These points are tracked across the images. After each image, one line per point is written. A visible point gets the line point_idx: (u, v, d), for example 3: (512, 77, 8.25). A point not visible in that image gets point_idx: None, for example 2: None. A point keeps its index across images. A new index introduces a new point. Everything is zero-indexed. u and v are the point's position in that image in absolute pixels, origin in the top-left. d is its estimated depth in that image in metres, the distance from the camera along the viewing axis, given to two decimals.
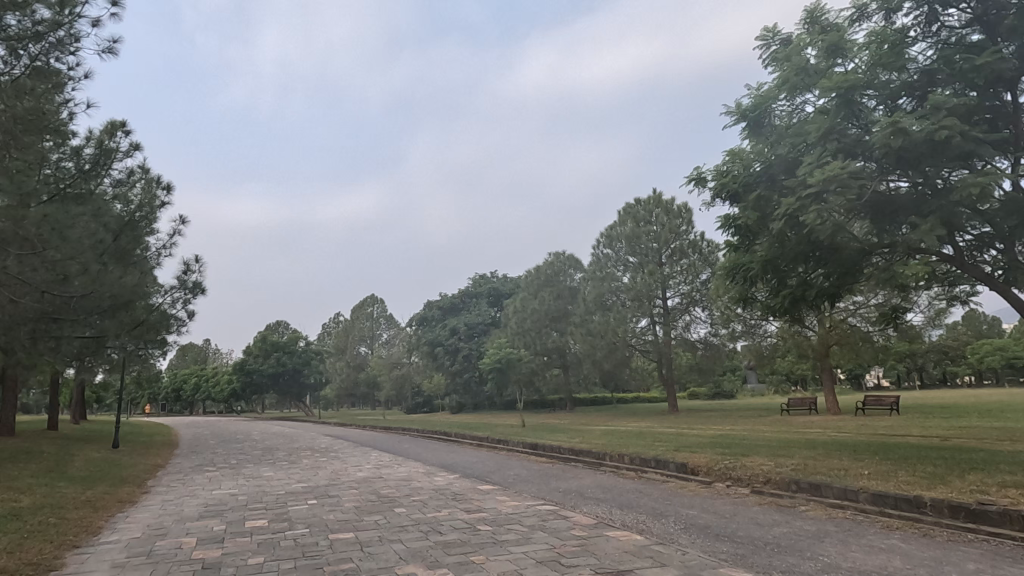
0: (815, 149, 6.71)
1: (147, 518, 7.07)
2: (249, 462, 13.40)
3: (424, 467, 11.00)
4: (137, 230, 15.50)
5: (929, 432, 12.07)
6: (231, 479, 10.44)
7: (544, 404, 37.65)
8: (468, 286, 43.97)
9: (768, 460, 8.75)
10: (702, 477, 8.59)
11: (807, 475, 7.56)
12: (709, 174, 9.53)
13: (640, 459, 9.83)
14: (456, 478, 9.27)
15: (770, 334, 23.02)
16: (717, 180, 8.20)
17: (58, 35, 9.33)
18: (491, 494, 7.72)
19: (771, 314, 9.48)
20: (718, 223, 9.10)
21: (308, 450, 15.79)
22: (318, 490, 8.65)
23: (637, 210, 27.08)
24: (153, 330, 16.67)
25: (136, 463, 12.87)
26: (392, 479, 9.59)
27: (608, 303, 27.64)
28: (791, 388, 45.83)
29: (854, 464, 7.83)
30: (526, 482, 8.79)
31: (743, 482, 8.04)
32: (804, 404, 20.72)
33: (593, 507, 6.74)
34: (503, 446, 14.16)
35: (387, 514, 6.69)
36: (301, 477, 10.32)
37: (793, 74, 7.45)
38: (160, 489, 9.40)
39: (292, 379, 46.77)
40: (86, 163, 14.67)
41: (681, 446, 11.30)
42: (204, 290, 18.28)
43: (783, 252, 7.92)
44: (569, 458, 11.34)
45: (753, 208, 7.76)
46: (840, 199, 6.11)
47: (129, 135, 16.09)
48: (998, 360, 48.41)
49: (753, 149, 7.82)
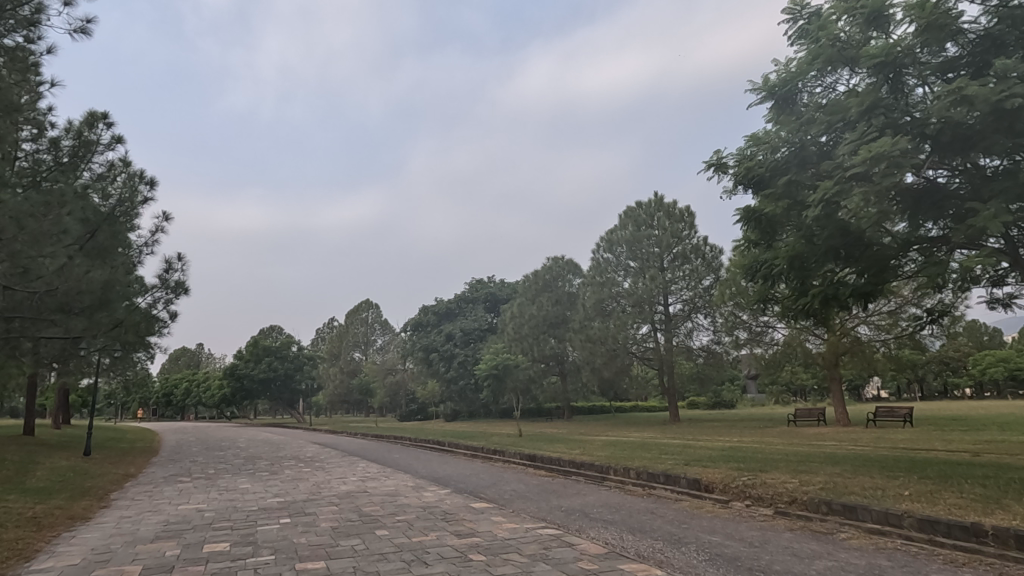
0: (858, 125, 6.02)
1: (96, 539, 6.23)
2: (227, 471, 12.55)
3: (414, 480, 10.19)
4: (118, 225, 14.76)
5: (955, 446, 11.27)
6: (203, 492, 9.58)
7: (541, 412, 36.85)
8: (464, 291, 43.14)
9: (791, 476, 7.96)
10: (718, 495, 7.79)
11: (839, 495, 6.77)
12: (730, 159, 8.72)
13: (648, 473, 9.01)
14: (448, 494, 8.44)
15: (777, 342, 21.74)
16: (740, 167, 7.51)
17: (24, 12, 8.54)
18: (485, 514, 6.90)
19: (792, 315, 8.79)
20: (738, 215, 8.30)
21: (292, 459, 14.90)
22: (294, 506, 7.81)
23: (639, 213, 26.43)
24: (133, 331, 15.79)
25: (106, 472, 12.01)
26: (378, 493, 8.76)
27: (608, 309, 26.76)
28: (792, 398, 45.11)
29: (889, 483, 7.06)
30: (524, 499, 7.99)
31: (764, 502, 7.26)
32: (812, 414, 19.97)
33: (601, 531, 5.94)
34: (500, 457, 13.34)
35: (367, 538, 5.86)
36: (278, 490, 9.47)
37: (827, 47, 6.79)
38: (122, 503, 8.57)
39: (284, 385, 45.69)
40: (65, 155, 14.06)
41: (691, 459, 10.50)
42: (188, 290, 17.41)
43: (813, 247, 7.24)
44: (571, 472, 10.53)
45: (782, 196, 7.08)
46: (887, 181, 5.39)
47: (111, 127, 15.28)
48: (1000, 372, 47.82)
49: (781, 130, 7.09)
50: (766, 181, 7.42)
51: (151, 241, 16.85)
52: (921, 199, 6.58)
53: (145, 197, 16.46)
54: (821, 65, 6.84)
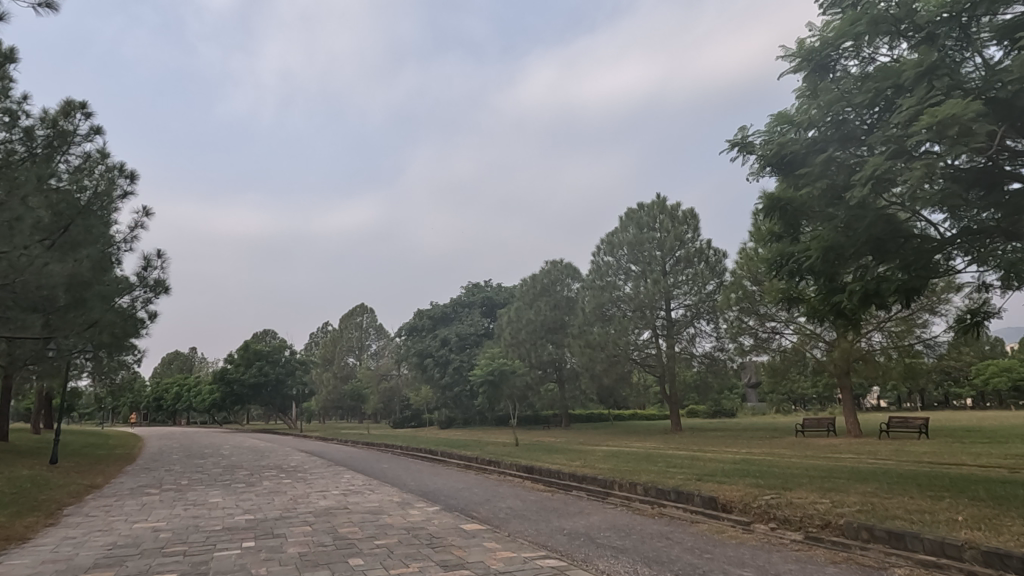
0: (916, 90, 5.35)
1: (23, 567, 5.37)
2: (202, 483, 11.62)
3: (401, 495, 9.30)
4: (93, 217, 13.86)
5: (985, 460, 10.45)
6: (167, 507, 8.68)
7: (538, 420, 35.97)
8: (460, 296, 42.29)
9: (821, 496, 7.12)
10: (738, 516, 6.97)
11: (881, 520, 5.92)
12: (755, 136, 7.96)
13: (657, 490, 8.18)
14: (436, 512, 7.56)
15: (785, 348, 20.64)
16: (768, 145, 6.82)
17: None
18: (478, 539, 6.02)
19: (819, 317, 8.02)
20: (761, 201, 7.53)
21: (274, 468, 14.00)
22: (262, 526, 6.92)
23: (640, 215, 25.64)
24: (107, 331, 14.91)
25: (68, 482, 11.09)
26: (358, 511, 7.88)
27: (608, 314, 25.88)
28: (793, 407, 44.41)
29: (935, 505, 6.23)
30: (522, 520, 7.14)
31: (792, 525, 6.45)
32: (821, 425, 19.15)
33: (611, 563, 5.10)
34: (495, 468, 12.42)
35: (338, 569, 5.01)
36: (250, 505, 8.57)
37: (870, 10, 6.17)
38: (72, 521, 7.67)
39: (275, 390, 44.76)
40: (39, 146, 12.95)
41: (703, 474, 9.65)
42: (169, 289, 16.54)
43: (851, 237, 6.48)
44: (571, 486, 9.65)
45: (820, 177, 6.37)
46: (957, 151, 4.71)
47: (89, 116, 14.42)
48: (1004, 382, 47.25)
49: (821, 101, 6.39)
50: (797, 162, 6.76)
51: (130, 237, 16.01)
52: (978, 179, 5.87)
53: (124, 191, 15.66)
54: (864, 29, 6.22)
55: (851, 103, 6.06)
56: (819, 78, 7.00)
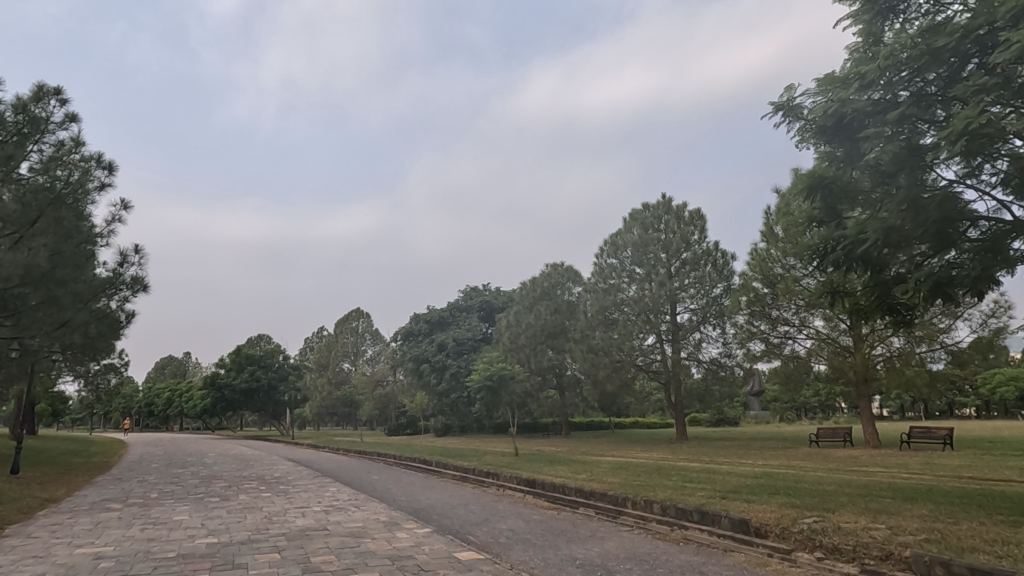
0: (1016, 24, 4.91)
1: None
2: (172, 496, 10.59)
3: (389, 514, 8.28)
4: (66, 209, 12.80)
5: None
6: (123, 527, 7.66)
7: (537, 428, 34.96)
8: (457, 300, 41.24)
9: (873, 520, 6.13)
10: (775, 543, 5.98)
11: (958, 553, 4.91)
12: (810, 98, 7.45)
13: (677, 509, 7.16)
14: (426, 536, 6.58)
15: (799, 354, 19.65)
16: (827, 105, 6.39)
17: None
18: (474, 573, 5.04)
19: (863, 314, 7.44)
20: (810, 174, 7.01)
21: (256, 480, 13.01)
22: (222, 554, 5.92)
23: (645, 215, 24.71)
24: (78, 331, 13.86)
25: (23, 496, 10.06)
26: (338, 534, 6.89)
27: (611, 318, 24.98)
28: (799, 416, 43.48)
29: (1019, 535, 5.23)
30: (526, 546, 6.17)
31: (843, 556, 5.45)
32: (837, 435, 18.26)
33: None
34: (494, 481, 11.40)
35: None
36: (217, 525, 7.58)
37: None
38: (6, 544, 6.65)
39: (267, 396, 43.58)
40: (8, 134, 11.90)
41: (727, 491, 8.64)
42: (149, 287, 15.52)
43: (919, 212, 5.90)
44: (578, 503, 8.66)
45: (888, 138, 6.06)
46: None
47: (64, 101, 12.92)
48: (1012, 392, 46.44)
49: (892, 51, 5.94)
50: (858, 125, 6.54)
51: (108, 231, 15.03)
52: None
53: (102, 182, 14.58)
54: None
55: (929, 50, 5.71)
56: (881, 28, 6.75)
